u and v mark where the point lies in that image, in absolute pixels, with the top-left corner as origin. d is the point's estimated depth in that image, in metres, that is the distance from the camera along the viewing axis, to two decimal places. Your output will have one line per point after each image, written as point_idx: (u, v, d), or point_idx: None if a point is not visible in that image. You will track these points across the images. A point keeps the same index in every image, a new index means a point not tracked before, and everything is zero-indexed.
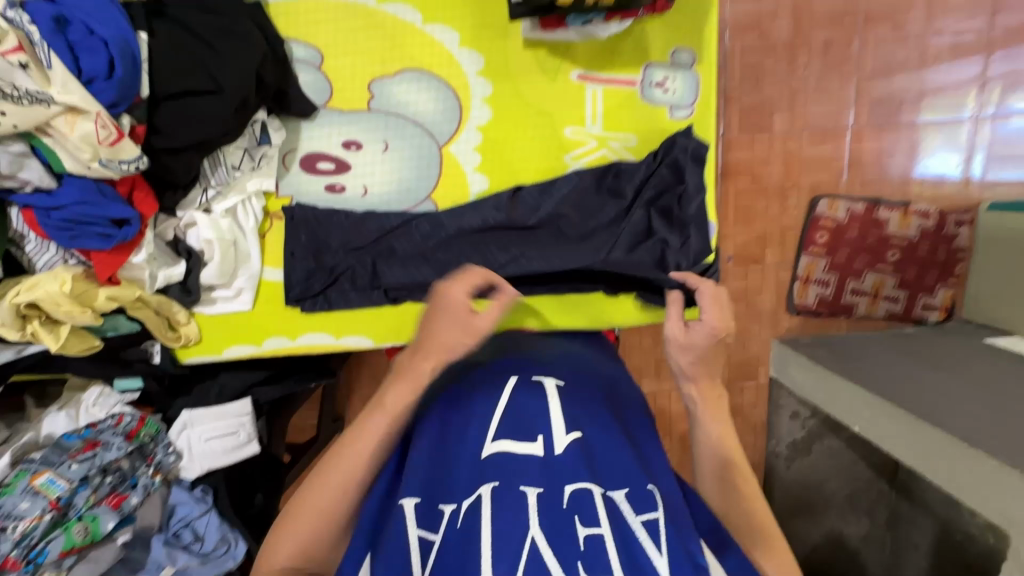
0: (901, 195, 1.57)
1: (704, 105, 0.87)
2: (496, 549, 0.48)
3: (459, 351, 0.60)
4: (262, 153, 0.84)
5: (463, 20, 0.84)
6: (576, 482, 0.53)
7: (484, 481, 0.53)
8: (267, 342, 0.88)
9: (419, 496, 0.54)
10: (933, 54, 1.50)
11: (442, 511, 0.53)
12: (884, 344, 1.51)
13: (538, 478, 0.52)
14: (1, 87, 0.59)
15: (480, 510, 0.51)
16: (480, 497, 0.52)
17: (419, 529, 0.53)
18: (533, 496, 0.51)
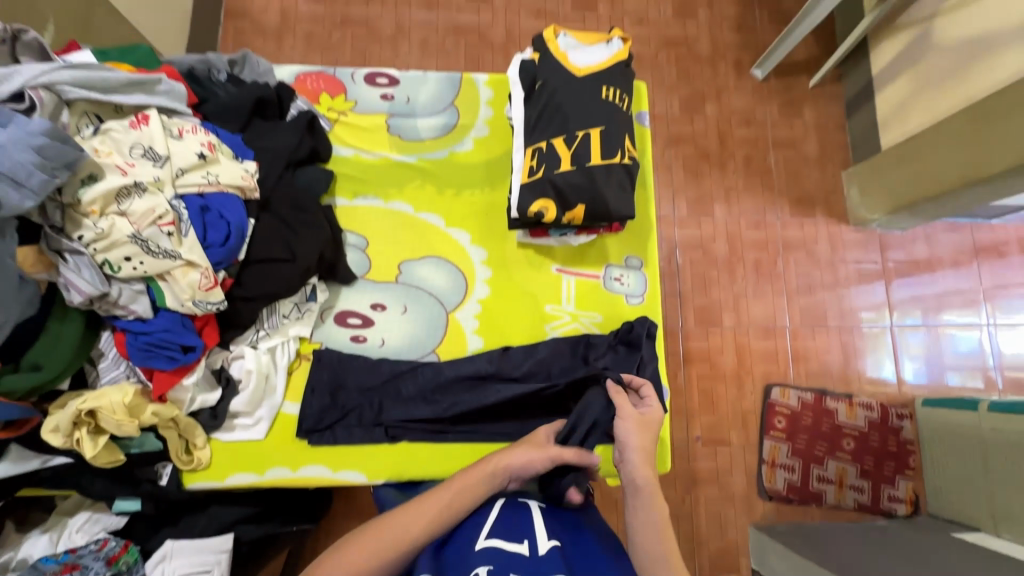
0: (844, 387, 1.89)
1: (651, 296, 1.15)
2: None
3: (475, 478, 0.83)
4: (307, 306, 1.06)
5: (475, 226, 1.16)
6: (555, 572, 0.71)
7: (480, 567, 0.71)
8: (269, 471, 0.98)
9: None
10: (843, 276, 1.95)
11: None
12: (857, 531, 1.67)
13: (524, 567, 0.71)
14: (150, 245, 0.82)
15: None
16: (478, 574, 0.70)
17: None
18: None
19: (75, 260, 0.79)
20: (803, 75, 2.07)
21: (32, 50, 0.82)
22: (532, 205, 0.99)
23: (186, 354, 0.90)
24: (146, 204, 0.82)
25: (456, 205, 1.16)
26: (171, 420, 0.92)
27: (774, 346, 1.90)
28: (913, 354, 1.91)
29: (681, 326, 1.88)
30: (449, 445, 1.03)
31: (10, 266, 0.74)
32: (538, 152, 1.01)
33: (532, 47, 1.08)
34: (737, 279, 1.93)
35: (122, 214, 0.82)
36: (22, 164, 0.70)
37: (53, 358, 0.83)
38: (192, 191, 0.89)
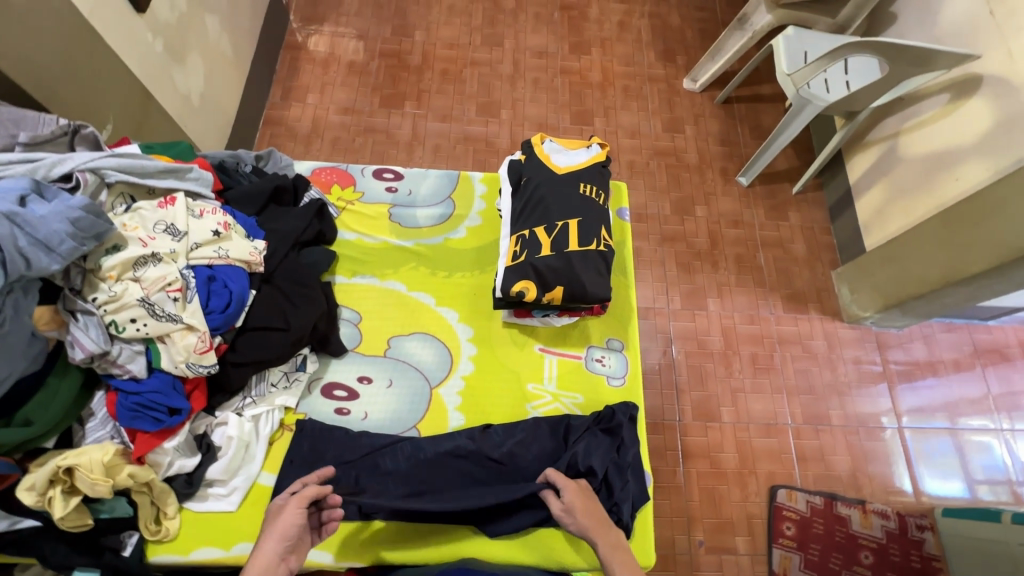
0: (856, 493, 1.79)
1: (632, 379, 1.17)
2: None
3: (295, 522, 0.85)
4: (296, 375, 1.10)
5: (463, 305, 1.22)
6: None
7: None
8: (235, 546, 0.95)
9: None
10: (842, 373, 1.95)
11: None
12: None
13: None
14: (156, 309, 0.89)
15: None
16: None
17: None
18: None
19: (84, 320, 0.86)
20: (786, 183, 2.23)
21: (88, 141, 0.94)
22: (514, 286, 1.06)
23: (172, 416, 0.93)
24: (159, 271, 0.91)
25: (447, 286, 1.24)
26: (145, 484, 0.92)
27: (778, 445, 1.84)
28: (931, 464, 1.83)
29: (678, 419, 1.85)
30: (420, 528, 1.02)
31: (25, 323, 0.81)
32: (523, 239, 1.10)
33: (521, 150, 1.22)
34: (734, 372, 1.93)
35: (136, 280, 0.90)
36: (57, 232, 0.79)
37: (46, 415, 0.87)
38: (203, 262, 0.98)
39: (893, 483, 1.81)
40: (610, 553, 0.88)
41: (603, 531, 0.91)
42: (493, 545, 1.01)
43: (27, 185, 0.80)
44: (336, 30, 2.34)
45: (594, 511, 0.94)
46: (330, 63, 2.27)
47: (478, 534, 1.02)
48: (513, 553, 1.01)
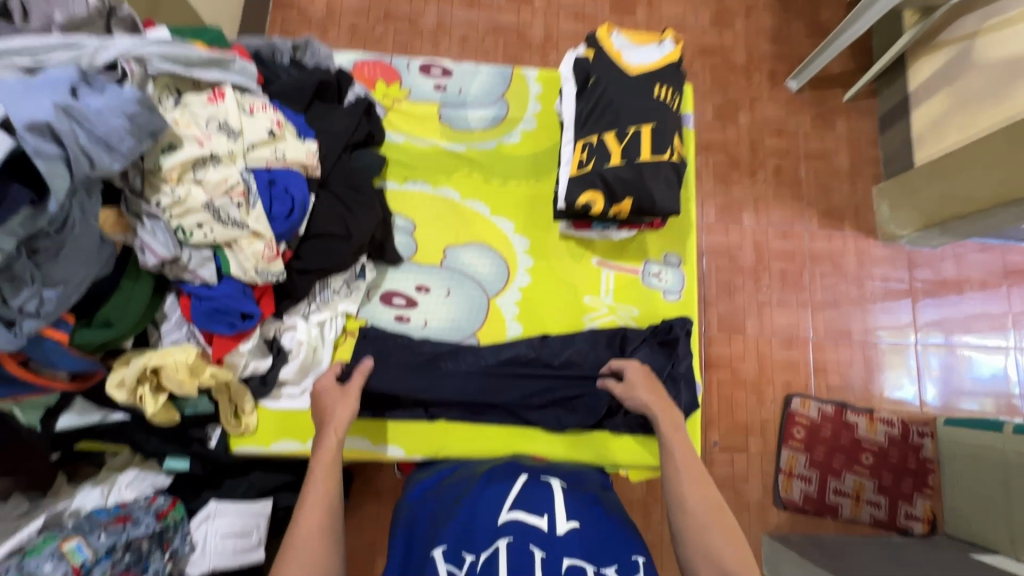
0: (865, 403, 1.89)
1: (688, 294, 1.17)
2: None
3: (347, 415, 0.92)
4: (356, 284, 1.09)
5: (519, 216, 1.19)
6: (572, 559, 0.65)
7: (501, 537, 0.67)
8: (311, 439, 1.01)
9: (446, 546, 0.67)
10: (868, 292, 1.96)
11: (465, 558, 0.66)
12: (869, 547, 1.67)
13: (543, 545, 0.66)
14: (221, 214, 0.86)
15: (496, 561, 0.64)
16: (498, 549, 0.65)
17: (446, 565, 0.65)
18: (539, 556, 0.64)
19: (151, 224, 0.84)
20: (839, 88, 2.07)
21: (124, 24, 0.88)
22: (580, 197, 1.02)
23: (244, 321, 0.94)
24: (220, 175, 0.87)
25: (502, 194, 1.20)
26: (224, 384, 0.96)
27: (797, 357, 1.90)
28: (905, 370, 1.92)
29: (703, 331, 1.90)
30: (485, 426, 1.07)
31: (94, 226, 0.79)
32: (589, 146, 1.05)
33: (586, 44, 1.11)
34: (762, 287, 1.94)
35: (197, 183, 0.86)
36: (116, 130, 0.73)
37: (124, 318, 0.88)
38: (261, 165, 0.93)
39: (901, 396, 1.89)
40: (668, 427, 0.91)
41: (664, 409, 0.95)
42: (552, 442, 1.07)
43: (74, 75, 0.73)
44: None
45: (656, 391, 0.98)
46: None
47: (542, 431, 1.07)
48: (569, 452, 1.07)
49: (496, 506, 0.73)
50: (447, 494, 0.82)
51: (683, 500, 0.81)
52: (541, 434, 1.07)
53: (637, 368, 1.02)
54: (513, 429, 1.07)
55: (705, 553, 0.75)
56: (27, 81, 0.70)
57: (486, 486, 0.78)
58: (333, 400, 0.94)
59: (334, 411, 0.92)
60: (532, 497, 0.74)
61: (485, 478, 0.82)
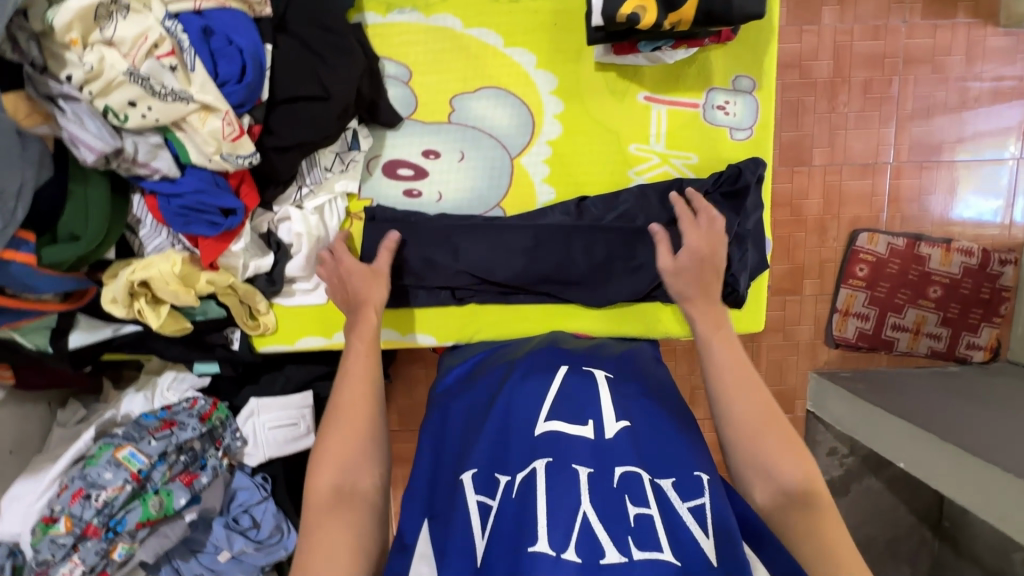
0: (942, 232, 1.64)
1: (762, 129, 0.92)
2: (550, 518, 0.53)
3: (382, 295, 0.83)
4: (351, 157, 0.91)
5: (541, 44, 0.91)
6: (625, 467, 0.57)
7: (538, 456, 0.58)
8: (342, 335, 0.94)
9: (476, 468, 0.60)
10: (973, 96, 1.58)
11: (498, 480, 0.59)
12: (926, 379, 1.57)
13: (588, 460, 0.57)
14: (152, 84, 0.66)
15: (535, 482, 0.56)
16: (535, 470, 0.57)
17: (477, 495, 0.58)
18: (585, 474, 0.56)
19: (71, 108, 0.65)
20: None
21: None
22: (624, 7, 0.75)
23: (228, 218, 0.80)
24: (134, 28, 0.65)
25: (517, 15, 0.91)
26: (228, 287, 0.86)
27: (871, 187, 1.62)
28: (975, 184, 1.61)
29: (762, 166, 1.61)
30: (520, 307, 0.95)
31: (4, 120, 0.61)
32: None
33: None
34: (838, 106, 1.58)
35: (110, 44, 0.65)
36: None
37: (89, 228, 0.75)
38: (187, 8, 0.70)
39: (977, 217, 1.62)
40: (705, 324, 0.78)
41: (703, 304, 0.81)
42: (594, 319, 0.96)
43: None
44: None
45: (700, 278, 0.82)
46: None
47: (582, 308, 0.95)
48: (613, 327, 0.96)
49: (533, 409, 0.64)
50: (478, 394, 0.74)
51: (731, 411, 0.72)
52: (580, 311, 0.95)
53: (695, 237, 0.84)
54: (547, 310, 0.95)
55: (762, 470, 0.68)
56: None
57: (523, 381, 0.69)
58: (363, 280, 0.83)
59: (368, 291, 0.82)
60: (573, 396, 0.65)
61: (523, 365, 0.73)
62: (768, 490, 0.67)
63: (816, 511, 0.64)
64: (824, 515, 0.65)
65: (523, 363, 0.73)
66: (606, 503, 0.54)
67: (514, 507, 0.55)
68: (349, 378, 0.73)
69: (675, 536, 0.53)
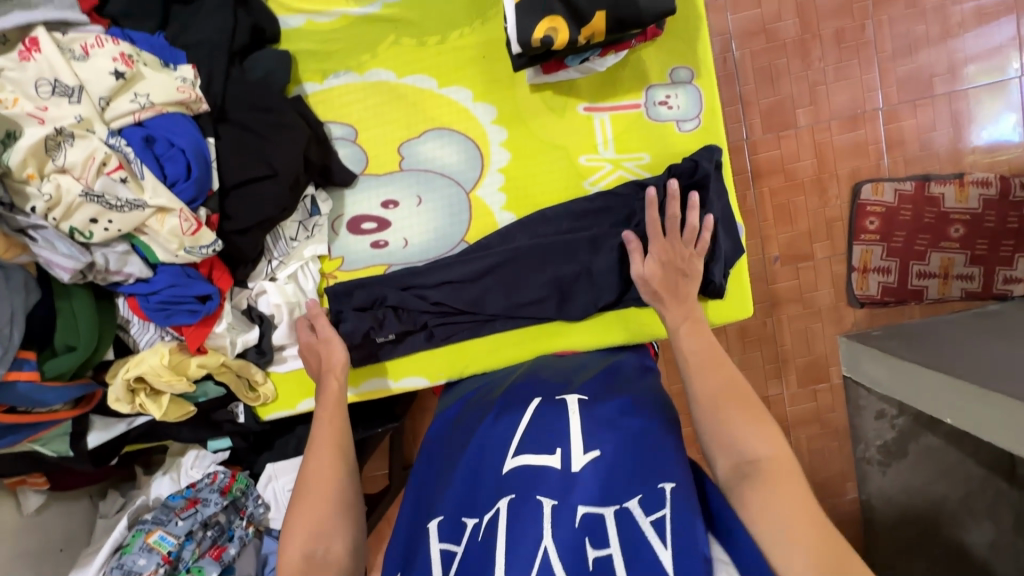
0: (953, 167, 1.51)
1: (710, 115, 0.91)
2: (508, 560, 0.57)
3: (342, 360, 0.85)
4: (313, 222, 0.94)
5: (473, 79, 0.93)
6: (589, 502, 0.60)
7: (502, 496, 0.63)
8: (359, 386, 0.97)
9: (443, 516, 0.65)
10: (956, 23, 1.46)
11: (464, 524, 0.63)
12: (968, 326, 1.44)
13: (553, 491, 0.61)
14: (108, 199, 0.71)
15: (499, 521, 0.60)
16: (499, 510, 0.62)
17: (443, 542, 0.63)
18: (548, 506, 0.60)
19: (43, 236, 0.71)
20: None
21: None
22: (536, 30, 0.76)
23: (206, 303, 0.84)
24: (82, 152, 0.69)
25: (446, 55, 0.93)
26: (222, 365, 0.90)
27: (864, 137, 1.51)
28: (1007, 102, 1.47)
29: (744, 137, 1.52)
30: (506, 334, 0.96)
31: None
32: None
33: None
34: (812, 63, 1.49)
35: (63, 170, 0.70)
36: None
37: (82, 337, 0.81)
38: (129, 121, 0.74)
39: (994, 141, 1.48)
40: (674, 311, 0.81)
41: (676, 294, 0.82)
42: (580, 333, 0.95)
43: None
44: None
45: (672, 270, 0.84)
46: None
47: (564, 324, 0.95)
48: (600, 337, 0.95)
49: (501, 452, 0.68)
50: (461, 434, 0.76)
51: (696, 394, 0.72)
52: (562, 327, 0.95)
53: (664, 247, 0.84)
54: (530, 332, 0.96)
55: (725, 444, 0.67)
56: None
57: (495, 422, 0.72)
58: (319, 349, 0.86)
59: (329, 355, 0.85)
60: (543, 428, 0.68)
61: (500, 403, 0.76)
62: (728, 461, 0.66)
63: (772, 491, 0.61)
64: (780, 498, 0.61)
65: (501, 399, 0.77)
66: (566, 538, 0.57)
67: (479, 549, 0.60)
68: (317, 447, 0.76)
69: (637, 557, 0.55)
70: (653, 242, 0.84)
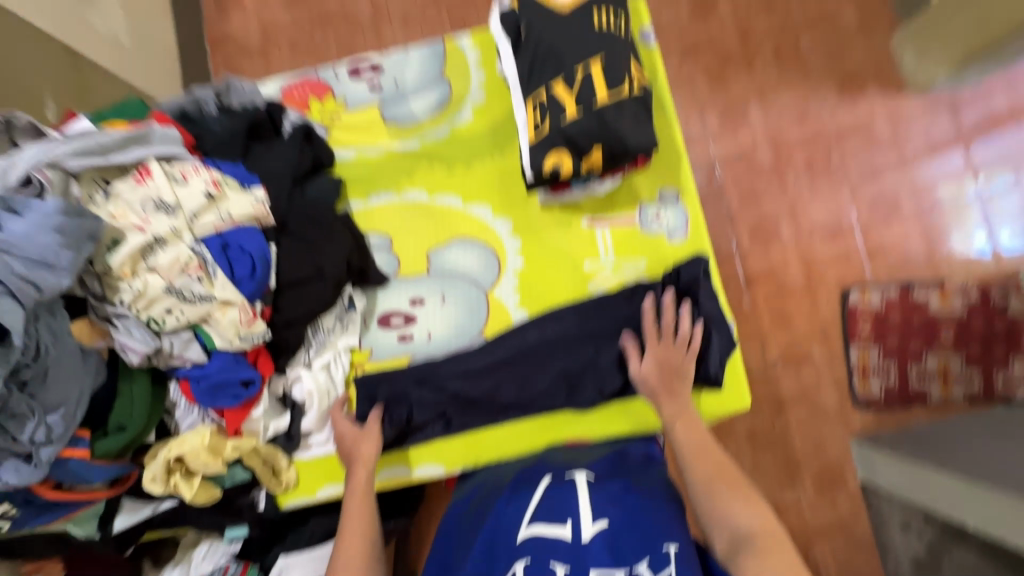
0: (932, 273, 1.61)
1: (695, 228, 1.06)
2: None
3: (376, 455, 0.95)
4: (349, 316, 1.06)
5: (493, 199, 1.11)
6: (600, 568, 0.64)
7: (517, 563, 0.67)
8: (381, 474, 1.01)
9: None
10: (911, 155, 1.64)
11: None
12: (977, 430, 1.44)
13: (564, 558, 0.65)
14: (185, 293, 0.84)
15: None
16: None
17: None
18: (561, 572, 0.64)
19: (123, 323, 0.83)
20: None
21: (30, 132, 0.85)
22: (545, 163, 0.94)
23: (249, 388, 0.93)
24: (171, 255, 0.84)
25: (470, 180, 1.12)
26: (252, 450, 0.96)
27: (845, 248, 1.63)
28: (977, 221, 1.61)
29: (734, 248, 1.64)
30: (515, 425, 1.02)
31: (70, 342, 0.80)
32: (540, 103, 0.95)
33: None
34: (789, 185, 1.66)
35: (152, 269, 0.83)
36: (49, 247, 0.72)
37: (134, 418, 0.89)
38: (210, 231, 0.89)
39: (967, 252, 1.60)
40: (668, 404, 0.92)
41: (670, 388, 0.94)
42: (583, 425, 1.02)
43: None
44: None
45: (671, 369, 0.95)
46: None
47: (575, 415, 1.02)
48: (608, 427, 1.02)
49: (513, 527, 0.72)
50: (476, 515, 0.85)
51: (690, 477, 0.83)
52: (573, 417, 1.02)
53: (662, 349, 0.96)
54: (544, 422, 1.02)
55: (721, 521, 0.77)
56: None
57: (506, 504, 0.76)
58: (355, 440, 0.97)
59: (359, 449, 0.96)
60: (555, 503, 0.72)
61: (512, 483, 0.81)
62: (724, 535, 0.76)
63: (759, 560, 0.70)
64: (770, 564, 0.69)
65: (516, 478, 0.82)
66: None
67: None
68: (347, 534, 0.88)
69: None
70: (651, 346, 0.97)
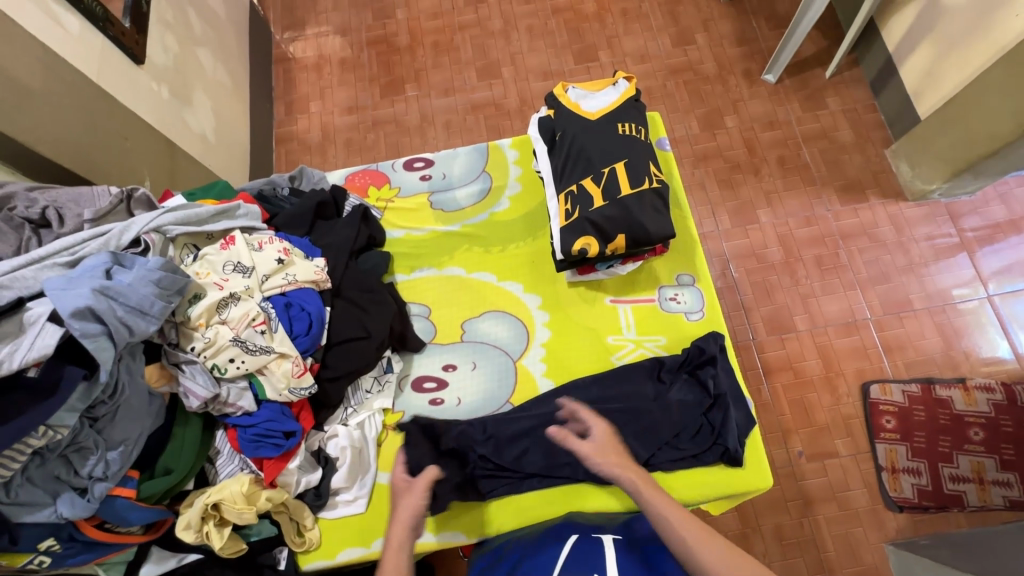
0: (953, 372, 1.62)
1: (711, 309, 1.15)
2: None
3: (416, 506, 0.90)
4: (386, 378, 1.14)
5: (524, 276, 1.22)
6: None
7: None
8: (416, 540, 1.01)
9: None
10: (918, 256, 1.74)
11: None
12: None
13: None
14: (249, 345, 0.93)
15: None
16: None
17: None
18: None
19: (190, 369, 0.92)
20: (818, 68, 1.97)
21: (142, 202, 1.01)
22: (574, 244, 1.05)
23: (289, 439, 0.99)
24: (241, 309, 0.94)
25: (504, 259, 1.24)
26: (281, 504, 0.98)
27: (860, 342, 1.67)
28: (993, 325, 1.65)
29: (751, 337, 1.70)
30: (538, 492, 1.03)
31: (142, 384, 0.88)
32: (571, 195, 1.10)
33: (546, 106, 1.20)
34: (800, 279, 1.75)
35: (223, 322, 0.94)
36: (145, 296, 0.82)
37: (180, 461, 0.94)
38: (276, 291, 1.01)
39: (984, 352, 1.63)
40: None
41: None
42: (608, 495, 1.02)
43: (107, 259, 0.84)
44: (319, 29, 2.15)
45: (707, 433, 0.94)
46: (322, 65, 2.10)
47: (597, 486, 1.03)
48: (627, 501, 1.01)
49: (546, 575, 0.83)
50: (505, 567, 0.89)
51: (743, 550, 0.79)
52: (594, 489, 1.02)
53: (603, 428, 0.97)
54: (566, 492, 1.03)
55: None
56: (67, 274, 0.81)
57: (539, 553, 0.88)
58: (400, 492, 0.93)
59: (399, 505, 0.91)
60: (580, 560, 0.84)
61: (542, 537, 0.92)
62: None
63: None
64: None
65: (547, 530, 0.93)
66: None
67: None
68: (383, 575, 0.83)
69: None
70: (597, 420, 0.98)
